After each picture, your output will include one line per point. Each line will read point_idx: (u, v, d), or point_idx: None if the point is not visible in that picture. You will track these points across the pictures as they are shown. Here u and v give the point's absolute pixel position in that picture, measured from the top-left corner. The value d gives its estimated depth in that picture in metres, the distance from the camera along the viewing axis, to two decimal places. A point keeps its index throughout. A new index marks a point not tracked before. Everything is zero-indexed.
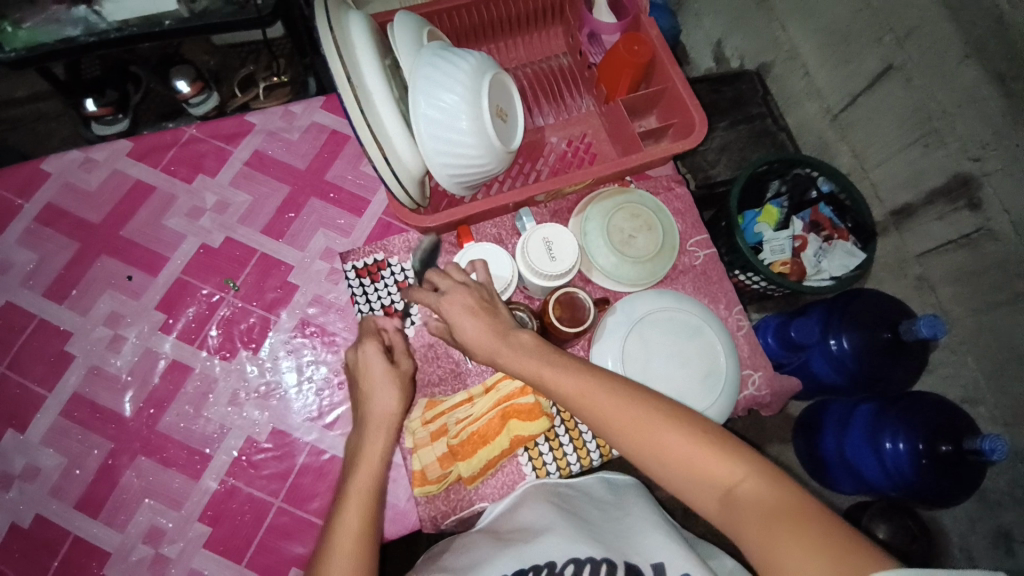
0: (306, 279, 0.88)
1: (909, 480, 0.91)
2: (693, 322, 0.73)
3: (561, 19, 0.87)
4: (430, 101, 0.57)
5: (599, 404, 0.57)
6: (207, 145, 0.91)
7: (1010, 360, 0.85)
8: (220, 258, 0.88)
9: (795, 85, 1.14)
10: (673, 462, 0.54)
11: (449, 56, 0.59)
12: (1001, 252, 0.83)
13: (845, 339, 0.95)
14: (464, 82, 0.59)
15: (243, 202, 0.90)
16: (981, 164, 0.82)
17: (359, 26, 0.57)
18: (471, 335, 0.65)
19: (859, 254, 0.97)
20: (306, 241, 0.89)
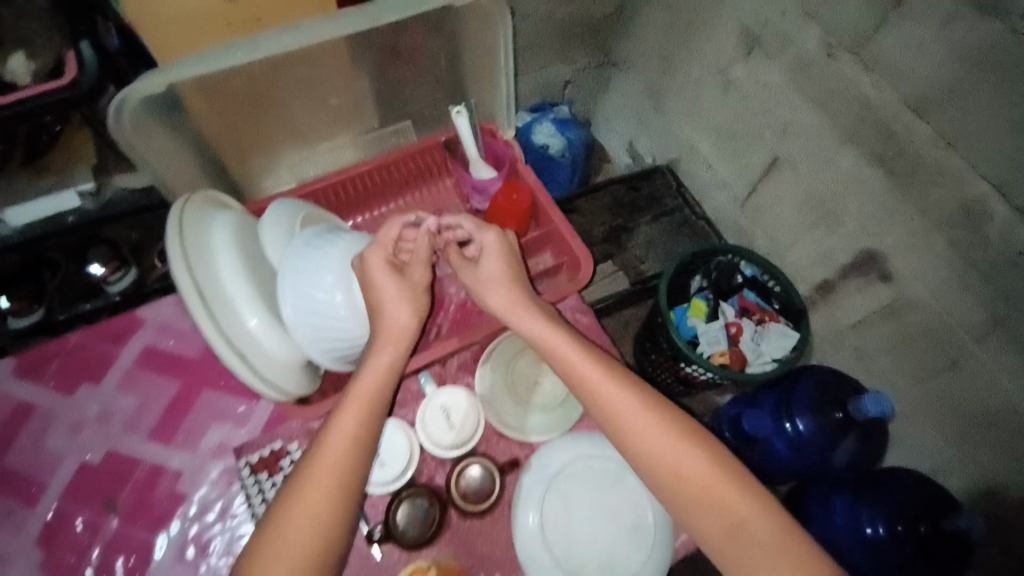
0: (194, 485, 0.80)
1: (894, 564, 0.87)
2: (612, 470, 0.71)
3: (442, 174, 0.96)
4: (303, 303, 0.66)
5: (619, 408, 0.64)
6: (93, 351, 0.88)
7: (967, 425, 0.83)
8: (103, 477, 0.81)
9: (702, 178, 1.20)
10: (685, 480, 0.60)
11: (315, 255, 0.68)
12: (925, 318, 0.84)
13: (800, 422, 0.94)
14: (333, 278, 0.67)
15: (129, 409, 0.85)
16: (882, 239, 0.85)
17: (220, 246, 0.63)
18: (486, 275, 0.73)
19: (792, 334, 0.98)
20: (196, 441, 0.83)
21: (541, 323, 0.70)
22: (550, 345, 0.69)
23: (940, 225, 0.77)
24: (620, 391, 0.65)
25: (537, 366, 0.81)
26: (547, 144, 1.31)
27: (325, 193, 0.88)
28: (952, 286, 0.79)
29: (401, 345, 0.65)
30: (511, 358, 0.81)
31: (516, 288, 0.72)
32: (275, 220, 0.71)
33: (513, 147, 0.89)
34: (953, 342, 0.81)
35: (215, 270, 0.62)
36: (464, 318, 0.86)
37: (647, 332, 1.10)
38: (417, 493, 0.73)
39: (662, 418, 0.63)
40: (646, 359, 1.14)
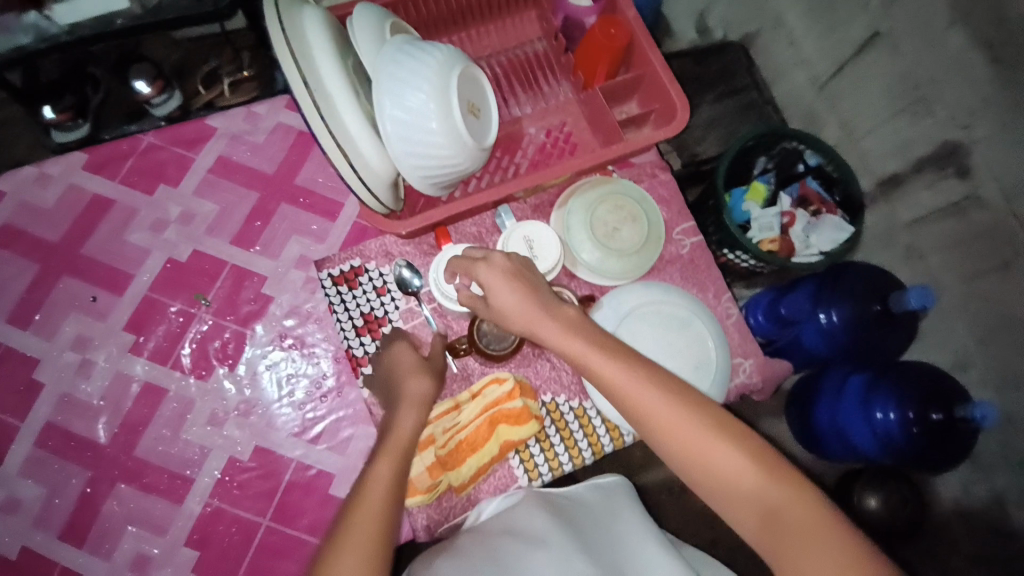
0: (278, 288, 0.92)
1: (900, 446, 0.92)
2: (681, 315, 0.72)
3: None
4: (394, 108, 0.55)
5: (638, 396, 0.59)
6: (170, 155, 0.95)
7: (1002, 327, 0.85)
8: (193, 271, 0.92)
9: (780, 55, 1.11)
10: (716, 474, 0.56)
11: (410, 55, 0.56)
12: (991, 219, 0.82)
13: (834, 313, 0.95)
14: (426, 82, 0.56)
15: (208, 214, 0.94)
16: (970, 131, 0.81)
17: (315, 31, 0.55)
18: (501, 304, 0.65)
19: (847, 229, 0.95)
20: (278, 250, 0.93)
21: (558, 330, 0.63)
22: (573, 352, 0.62)
23: None
24: (642, 384, 0.60)
25: (617, 211, 0.75)
26: None
27: (408, 6, 0.76)
28: None
29: (401, 451, 0.64)
30: (591, 202, 0.75)
31: (529, 294, 0.64)
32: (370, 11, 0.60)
33: None
34: (1013, 246, 0.80)
35: (313, 58, 0.54)
36: (541, 161, 0.79)
37: (697, 214, 1.08)
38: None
39: (691, 413, 0.58)
40: None
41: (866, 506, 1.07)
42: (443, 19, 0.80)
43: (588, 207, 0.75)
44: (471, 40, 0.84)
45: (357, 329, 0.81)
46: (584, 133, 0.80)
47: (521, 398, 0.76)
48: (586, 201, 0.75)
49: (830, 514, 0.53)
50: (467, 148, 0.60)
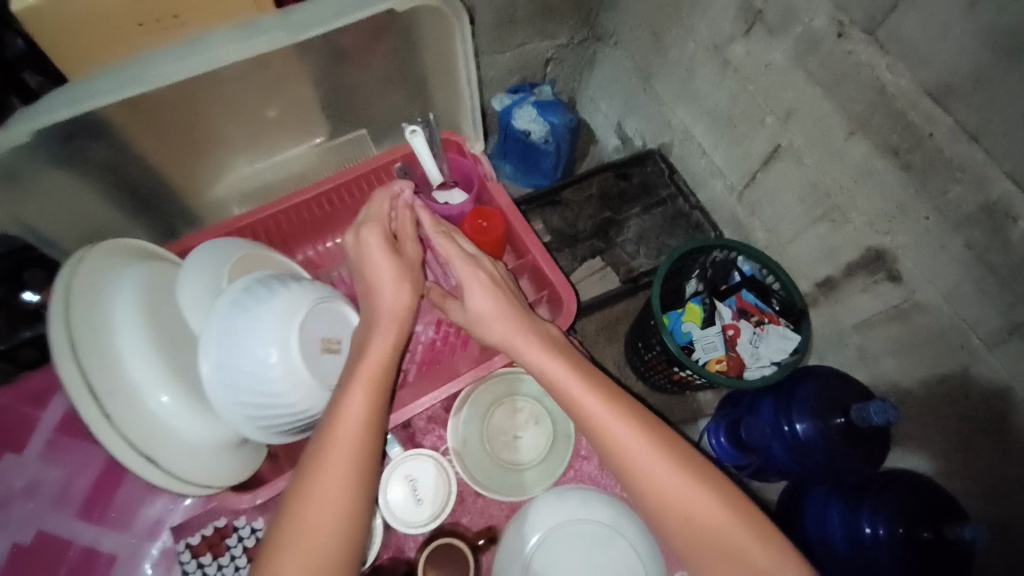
0: (131, 571, 0.67)
1: (886, 565, 0.84)
2: (601, 533, 0.59)
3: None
4: (226, 382, 0.56)
5: (614, 428, 0.54)
6: (6, 414, 0.70)
7: (975, 432, 0.78)
8: (22, 564, 0.66)
9: (696, 165, 1.12)
10: (701, 525, 0.50)
11: (240, 321, 0.58)
12: (936, 322, 0.78)
13: (799, 424, 0.89)
14: (264, 345, 0.58)
15: (54, 483, 0.69)
16: (892, 237, 0.79)
17: (121, 322, 0.54)
18: (473, 303, 0.63)
19: (793, 336, 0.92)
20: (131, 518, 0.69)
21: (538, 352, 0.60)
22: (552, 375, 0.59)
23: (958, 227, 0.70)
24: (620, 417, 0.55)
25: (517, 417, 0.70)
26: (528, 129, 1.22)
27: (269, 224, 0.77)
28: (967, 290, 0.73)
29: (371, 416, 0.52)
30: (489, 406, 0.71)
31: (509, 310, 0.62)
32: (194, 278, 0.62)
33: (483, 165, 0.81)
34: (965, 349, 0.76)
35: (115, 351, 0.53)
36: (432, 360, 0.77)
37: (639, 334, 1.07)
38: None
39: (673, 457, 0.53)
40: (639, 360, 1.10)
41: None
42: (319, 225, 0.82)
43: (485, 416, 0.70)
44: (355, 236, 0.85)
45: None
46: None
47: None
48: (484, 405, 0.71)
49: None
50: (322, 394, 0.60)
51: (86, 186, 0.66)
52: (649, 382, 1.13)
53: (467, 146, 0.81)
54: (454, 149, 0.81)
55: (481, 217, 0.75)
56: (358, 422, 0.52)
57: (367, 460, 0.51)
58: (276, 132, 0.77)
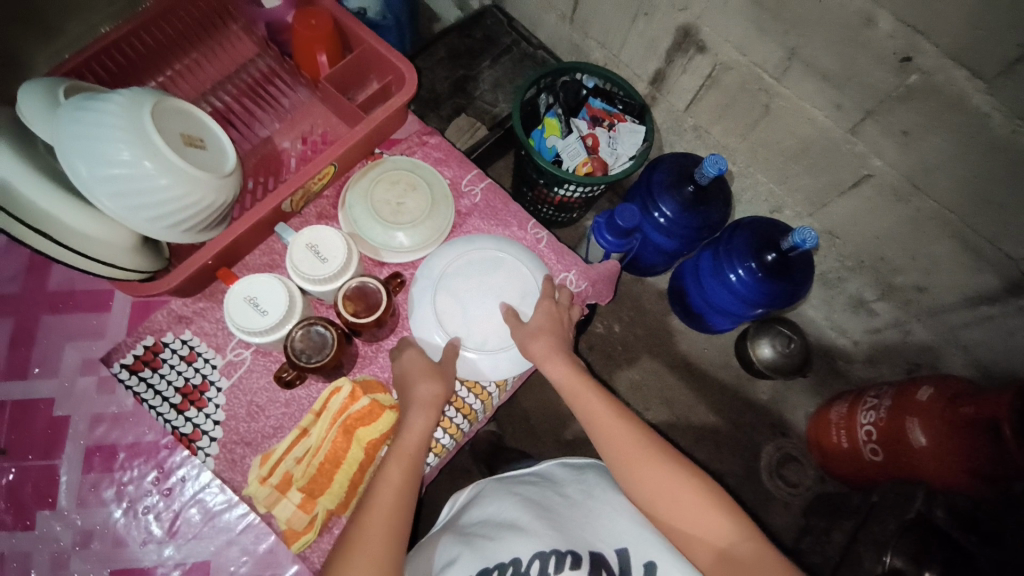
0: (75, 403, 0.67)
1: (750, 293, 1.03)
2: (490, 255, 0.72)
3: (229, 23, 0.81)
4: (96, 175, 0.54)
5: (615, 436, 0.63)
6: None
7: (788, 160, 0.97)
8: None
9: (529, 3, 1.18)
10: (677, 507, 0.58)
11: (89, 119, 0.54)
12: (739, 76, 0.92)
13: (665, 208, 1.04)
14: (123, 130, 0.55)
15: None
16: (690, 11, 0.91)
17: None
18: (531, 325, 0.68)
19: (640, 130, 1.03)
20: (56, 364, 0.69)
21: (563, 368, 0.67)
22: (574, 390, 0.66)
23: None
24: (614, 419, 0.64)
25: (395, 188, 0.74)
26: (362, 6, 1.18)
27: (92, 67, 0.71)
28: (752, 34, 0.85)
29: (410, 468, 0.60)
30: (365, 187, 0.74)
31: (556, 335, 0.68)
32: (31, 96, 0.56)
33: None
34: (762, 90, 0.91)
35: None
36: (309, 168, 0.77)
37: (521, 177, 1.16)
38: (313, 320, 0.64)
39: (661, 453, 0.61)
40: (527, 200, 1.19)
41: (763, 355, 1.20)
42: (150, 64, 0.76)
43: (365, 194, 0.73)
44: (192, 77, 0.80)
45: (176, 406, 0.66)
46: (338, 128, 0.79)
47: (365, 394, 0.66)
48: (362, 189, 0.74)
49: (771, 551, 0.54)
50: (205, 184, 0.59)
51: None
52: (540, 214, 1.22)
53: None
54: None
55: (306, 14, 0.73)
56: (397, 478, 0.58)
57: (408, 491, 0.58)
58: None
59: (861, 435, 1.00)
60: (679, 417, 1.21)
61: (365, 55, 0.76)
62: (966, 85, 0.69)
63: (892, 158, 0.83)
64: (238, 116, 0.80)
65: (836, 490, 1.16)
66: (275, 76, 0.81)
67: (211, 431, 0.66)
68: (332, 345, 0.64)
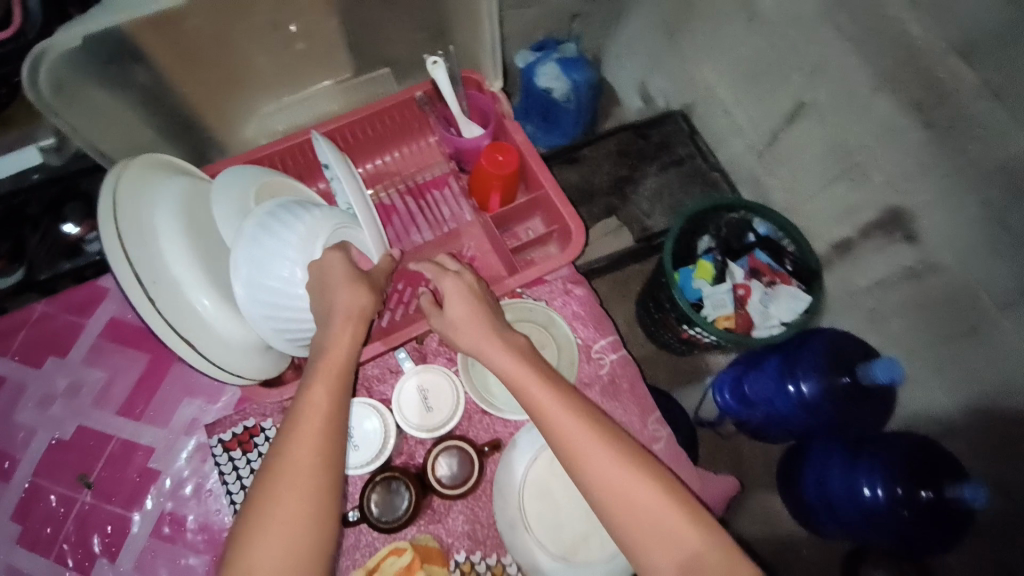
0: (165, 462, 0.71)
1: (889, 524, 0.86)
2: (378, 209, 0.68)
3: (425, 131, 0.83)
4: (251, 293, 0.56)
5: (575, 439, 0.53)
6: (56, 323, 0.78)
7: (983, 396, 0.79)
8: (72, 452, 0.72)
9: (718, 123, 1.11)
10: (642, 519, 0.50)
11: (264, 240, 0.57)
12: (948, 284, 0.78)
13: (804, 383, 0.90)
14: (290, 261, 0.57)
15: (97, 384, 0.75)
16: (910, 196, 0.78)
17: (163, 223, 0.54)
18: (452, 321, 0.61)
19: (803, 297, 0.91)
20: (167, 415, 0.73)
21: (503, 354, 0.58)
22: (516, 378, 0.56)
23: (977, 184, 0.69)
24: (586, 433, 0.53)
25: None
26: (550, 87, 1.20)
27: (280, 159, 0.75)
28: (982, 252, 0.72)
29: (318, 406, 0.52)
30: None
31: (485, 321, 0.60)
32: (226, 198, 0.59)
33: (501, 102, 0.77)
34: (975, 310, 0.76)
35: (157, 249, 0.53)
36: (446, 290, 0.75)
37: (651, 294, 1.08)
38: (394, 475, 0.61)
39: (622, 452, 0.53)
40: (651, 319, 1.11)
41: None
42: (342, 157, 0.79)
43: None
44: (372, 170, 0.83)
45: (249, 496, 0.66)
46: (488, 257, 0.75)
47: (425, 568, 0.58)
48: None
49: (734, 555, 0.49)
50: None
51: (130, 105, 0.66)
52: (659, 340, 1.14)
53: (486, 83, 0.77)
54: (474, 88, 0.78)
55: (495, 149, 0.71)
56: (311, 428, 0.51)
57: (336, 427, 0.52)
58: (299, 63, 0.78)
59: None
60: None
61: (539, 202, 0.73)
62: None
63: None
64: (400, 217, 0.80)
65: None
66: (445, 181, 0.81)
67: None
68: (405, 503, 0.60)
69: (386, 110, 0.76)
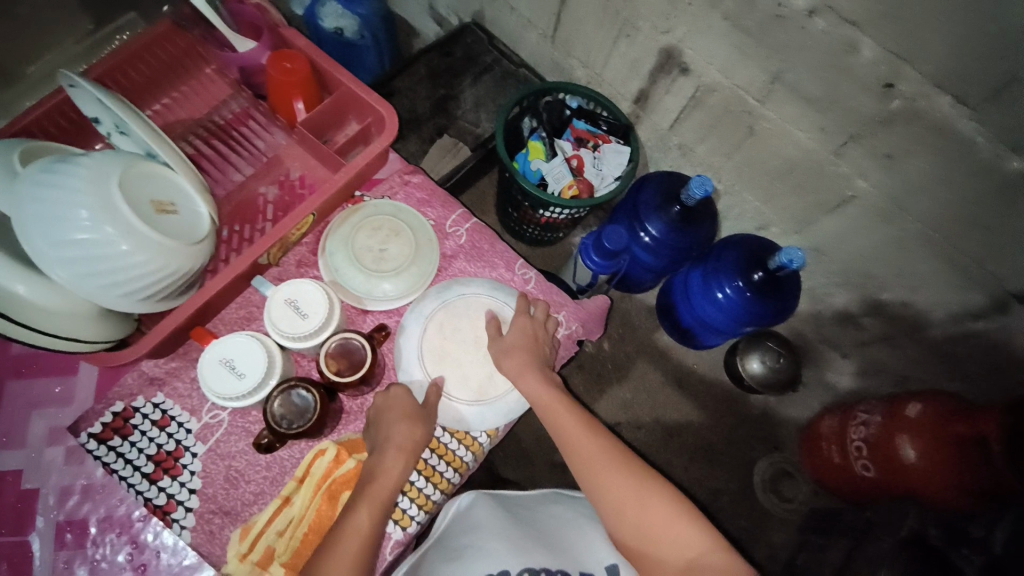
0: (41, 477, 0.67)
1: (742, 311, 1.02)
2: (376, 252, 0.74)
3: (202, 63, 0.82)
4: (59, 255, 0.55)
5: (591, 454, 0.64)
6: None
7: (775, 179, 0.97)
8: None
9: (509, 22, 1.16)
10: (648, 526, 0.59)
11: (46, 196, 0.55)
12: (723, 98, 0.92)
13: (651, 228, 1.02)
14: (81, 214, 0.55)
15: None
16: (673, 33, 0.90)
17: None
18: (508, 342, 0.70)
19: (625, 150, 1.03)
20: (23, 435, 0.69)
21: (538, 384, 0.67)
22: (547, 404, 0.67)
23: (713, 1, 0.80)
24: (604, 453, 0.64)
25: (377, 235, 0.74)
26: (339, 27, 1.16)
27: (42, 123, 0.71)
28: (735, 59, 0.85)
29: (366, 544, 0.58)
30: (348, 234, 0.74)
31: (529, 353, 0.69)
32: None
33: (268, 10, 0.79)
34: (746, 111, 0.90)
35: None
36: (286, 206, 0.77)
37: (506, 199, 1.14)
38: (294, 383, 0.66)
39: (630, 468, 0.62)
40: (512, 218, 1.18)
41: (753, 371, 1.21)
42: None
43: (347, 242, 0.74)
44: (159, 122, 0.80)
45: (148, 476, 0.65)
46: (317, 170, 0.78)
47: (353, 457, 0.67)
48: (343, 236, 0.74)
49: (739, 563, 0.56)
50: (169, 253, 0.59)
51: None
52: (525, 238, 1.22)
53: None
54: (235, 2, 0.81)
55: (281, 56, 0.74)
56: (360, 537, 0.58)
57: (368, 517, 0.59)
58: None
59: (853, 450, 1.01)
60: (673, 436, 1.21)
61: (341, 97, 0.77)
62: (951, 112, 0.70)
63: (875, 179, 0.84)
64: (212, 161, 0.79)
65: (831, 504, 1.17)
66: (249, 115, 0.82)
67: (186, 501, 0.65)
68: (313, 409, 0.65)
69: (146, 47, 0.76)
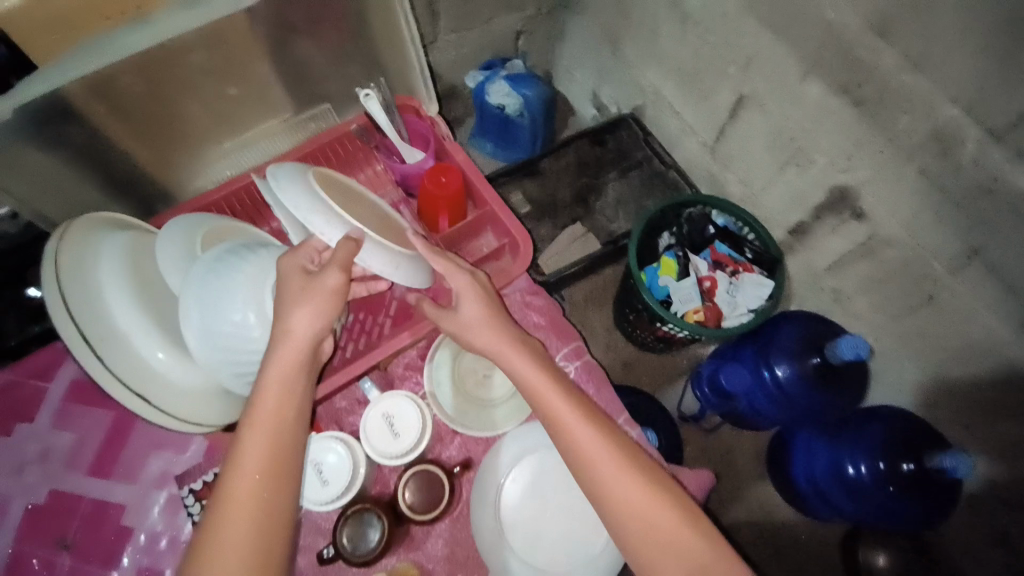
0: (139, 517, 0.69)
1: (875, 502, 0.87)
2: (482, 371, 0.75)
3: (370, 159, 0.86)
4: (208, 345, 0.58)
5: (594, 457, 0.56)
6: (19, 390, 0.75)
7: (949, 360, 0.82)
8: (47, 517, 0.69)
9: (670, 125, 1.13)
10: (664, 548, 0.53)
11: (211, 290, 0.59)
12: (902, 255, 0.80)
13: (779, 368, 0.92)
14: (237, 310, 0.59)
15: (67, 446, 0.72)
16: (853, 174, 0.80)
17: (106, 280, 0.57)
18: (471, 315, 0.63)
19: (767, 283, 0.95)
20: (138, 471, 0.71)
21: (531, 367, 0.60)
22: (540, 393, 0.59)
23: (912, 154, 0.71)
24: (618, 465, 0.55)
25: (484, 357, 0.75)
26: (502, 104, 1.23)
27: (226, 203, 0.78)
28: (927, 220, 0.74)
29: (261, 512, 0.50)
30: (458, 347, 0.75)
31: (502, 322, 0.63)
32: (170, 245, 0.63)
33: (440, 125, 0.82)
34: (929, 277, 0.78)
35: (104, 306, 0.56)
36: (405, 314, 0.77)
37: (624, 300, 1.09)
38: (366, 508, 0.64)
39: (640, 474, 0.56)
40: (625, 320, 1.12)
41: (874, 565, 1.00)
42: None
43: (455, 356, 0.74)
44: None
45: None
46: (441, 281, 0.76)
47: None
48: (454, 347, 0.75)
49: None
50: None
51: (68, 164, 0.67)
52: (637, 342, 1.15)
53: (422, 108, 0.82)
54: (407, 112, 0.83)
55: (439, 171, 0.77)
56: (249, 508, 0.50)
57: (275, 479, 0.51)
58: (238, 112, 0.79)
59: None
60: None
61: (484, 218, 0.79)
62: None
63: None
64: None
65: None
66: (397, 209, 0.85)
67: None
68: (376, 537, 0.62)
69: (327, 145, 0.81)
